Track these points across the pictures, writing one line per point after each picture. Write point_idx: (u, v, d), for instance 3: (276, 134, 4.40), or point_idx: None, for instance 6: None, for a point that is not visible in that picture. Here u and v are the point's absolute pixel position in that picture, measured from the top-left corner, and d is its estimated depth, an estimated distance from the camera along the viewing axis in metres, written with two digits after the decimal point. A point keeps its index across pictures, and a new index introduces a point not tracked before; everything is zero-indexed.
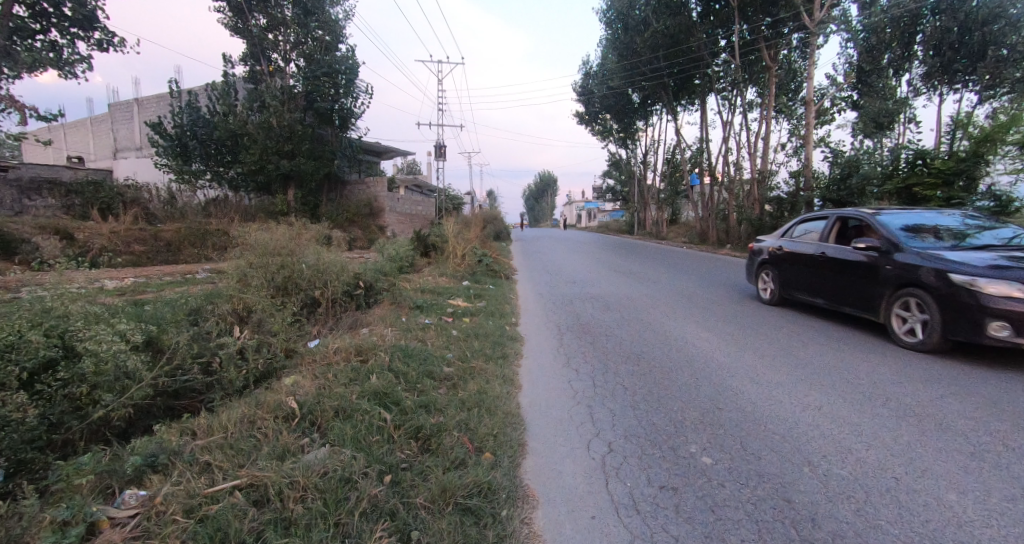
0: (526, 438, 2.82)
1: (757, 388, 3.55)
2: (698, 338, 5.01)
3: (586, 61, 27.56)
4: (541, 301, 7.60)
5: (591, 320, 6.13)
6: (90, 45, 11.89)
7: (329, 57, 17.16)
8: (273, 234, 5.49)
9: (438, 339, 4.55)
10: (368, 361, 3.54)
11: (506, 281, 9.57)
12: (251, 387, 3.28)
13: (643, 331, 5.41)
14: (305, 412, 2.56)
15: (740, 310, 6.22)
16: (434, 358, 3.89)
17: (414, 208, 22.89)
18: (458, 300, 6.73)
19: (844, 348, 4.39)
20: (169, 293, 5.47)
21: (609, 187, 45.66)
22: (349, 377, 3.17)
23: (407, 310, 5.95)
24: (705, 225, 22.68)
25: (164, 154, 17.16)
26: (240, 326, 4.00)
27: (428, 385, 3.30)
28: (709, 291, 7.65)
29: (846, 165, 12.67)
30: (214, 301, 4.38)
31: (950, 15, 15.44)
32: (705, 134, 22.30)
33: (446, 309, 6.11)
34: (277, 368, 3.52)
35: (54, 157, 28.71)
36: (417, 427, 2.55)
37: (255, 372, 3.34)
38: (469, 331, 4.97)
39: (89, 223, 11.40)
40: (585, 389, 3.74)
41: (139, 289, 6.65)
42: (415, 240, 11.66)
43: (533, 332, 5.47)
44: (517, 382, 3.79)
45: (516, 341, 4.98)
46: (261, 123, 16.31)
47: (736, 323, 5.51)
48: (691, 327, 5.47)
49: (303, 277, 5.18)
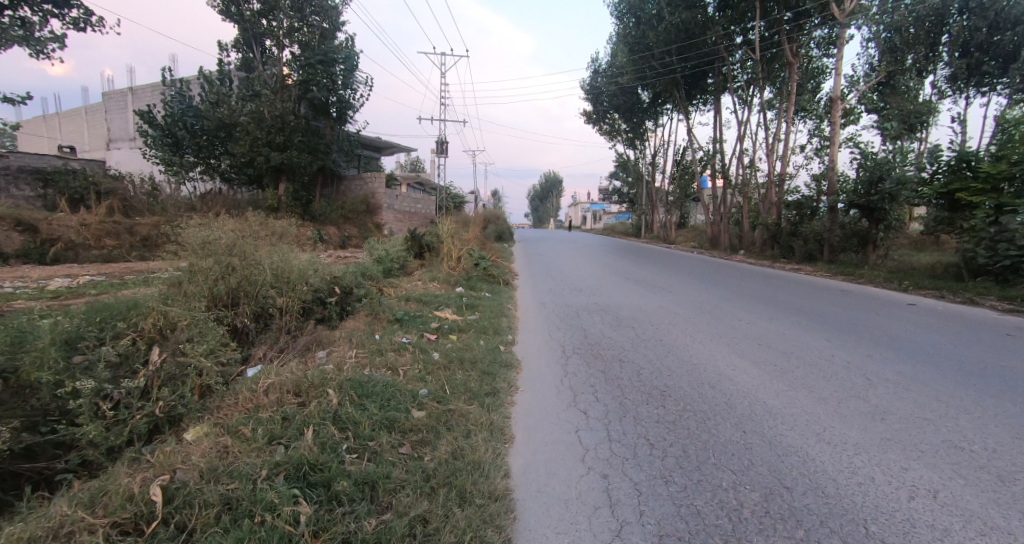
0: (515, 540, 1.90)
1: (831, 454, 2.61)
2: (734, 369, 4.12)
3: (596, 58, 26.76)
4: (543, 312, 6.72)
5: (601, 339, 5.27)
6: (66, 23, 11.07)
7: (325, 45, 16.28)
8: (225, 230, 4.57)
9: (413, 370, 3.65)
10: (308, 406, 2.64)
11: (505, 288, 8.68)
12: (133, 445, 2.37)
13: (665, 358, 4.50)
14: (172, 510, 1.67)
15: (775, 332, 5.33)
16: (402, 398, 2.99)
17: (414, 205, 22.11)
18: (446, 311, 5.83)
19: (926, 391, 3.45)
20: (99, 299, 4.57)
21: (617, 188, 44.84)
22: (272, 436, 2.29)
23: (385, 323, 5.08)
24: (717, 230, 21.71)
25: (153, 145, 16.38)
26: (154, 351, 3.12)
27: (384, 445, 2.41)
28: (734, 307, 6.76)
29: (876, 168, 11.62)
30: (132, 315, 3.52)
31: (980, 15, 14.63)
32: (720, 135, 21.28)
33: (431, 322, 5.21)
34: (179, 416, 2.58)
35: (50, 146, 28.05)
36: (343, 539, 1.66)
37: (143, 425, 2.42)
38: (454, 354, 4.10)
39: (59, 214, 10.63)
40: (598, 445, 2.83)
41: (84, 291, 5.77)
42: (409, 240, 10.72)
43: (532, 356, 4.59)
44: (509, 434, 2.89)
45: (510, 368, 4.10)
46: (251, 113, 15.37)
47: (774, 350, 4.62)
48: (722, 353, 4.58)
49: (256, 283, 4.31)
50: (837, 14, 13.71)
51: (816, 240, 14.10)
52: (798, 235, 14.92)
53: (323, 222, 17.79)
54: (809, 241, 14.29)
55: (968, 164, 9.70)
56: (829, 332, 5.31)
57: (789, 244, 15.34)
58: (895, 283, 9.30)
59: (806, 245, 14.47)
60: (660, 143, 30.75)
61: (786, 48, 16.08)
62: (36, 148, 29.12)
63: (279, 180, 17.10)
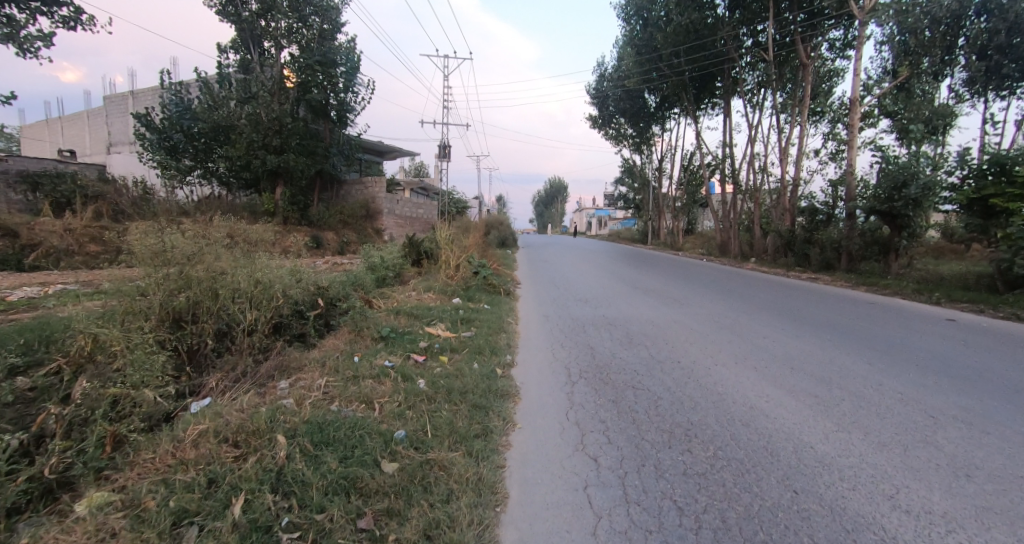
0: None
1: (917, 529, 2.00)
2: (767, 401, 3.52)
3: (601, 62, 26.41)
4: (547, 326, 6.17)
5: (611, 360, 4.70)
6: (55, 22, 10.70)
7: (323, 46, 15.91)
8: (189, 237, 4.05)
9: (391, 404, 3.08)
10: (245, 461, 2.07)
11: (505, 298, 8.13)
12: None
13: (685, 385, 3.93)
14: None
15: (807, 353, 4.74)
16: (370, 445, 2.41)
17: (415, 210, 21.70)
18: (437, 326, 5.27)
19: (1011, 436, 2.84)
20: (46, 314, 4.04)
21: (622, 193, 44.29)
22: (183, 513, 1.73)
23: (368, 341, 4.55)
24: (726, 237, 21.07)
25: (151, 148, 16.02)
26: (73, 385, 2.57)
27: (337, 519, 1.85)
28: (755, 322, 6.17)
29: (898, 173, 11.05)
30: (58, 339, 2.97)
31: (1000, 15, 13.86)
32: (729, 139, 20.72)
33: (420, 340, 4.66)
34: (76, 479, 2.00)
35: (52, 150, 27.92)
36: None
37: (21, 494, 1.84)
38: (441, 382, 3.54)
39: (42, 218, 10.24)
40: (613, 508, 2.25)
41: (43, 302, 5.27)
42: (407, 247, 10.21)
43: (532, 381, 4.03)
44: (502, 494, 2.31)
45: (506, 399, 3.53)
46: (247, 115, 14.99)
47: (809, 376, 4.03)
48: (751, 380, 3.99)
49: (218, 298, 3.77)
50: (856, 13, 13.13)
51: (834, 248, 13.53)
52: (814, 243, 14.33)
53: (322, 227, 17.38)
54: (826, 248, 13.71)
55: (1001, 169, 9.08)
56: (870, 353, 4.71)
57: (804, 252, 14.74)
58: (925, 295, 8.66)
59: (822, 253, 13.87)
60: (667, 148, 30.25)
61: (800, 48, 15.53)
62: (38, 152, 29.09)
63: (276, 184, 16.67)
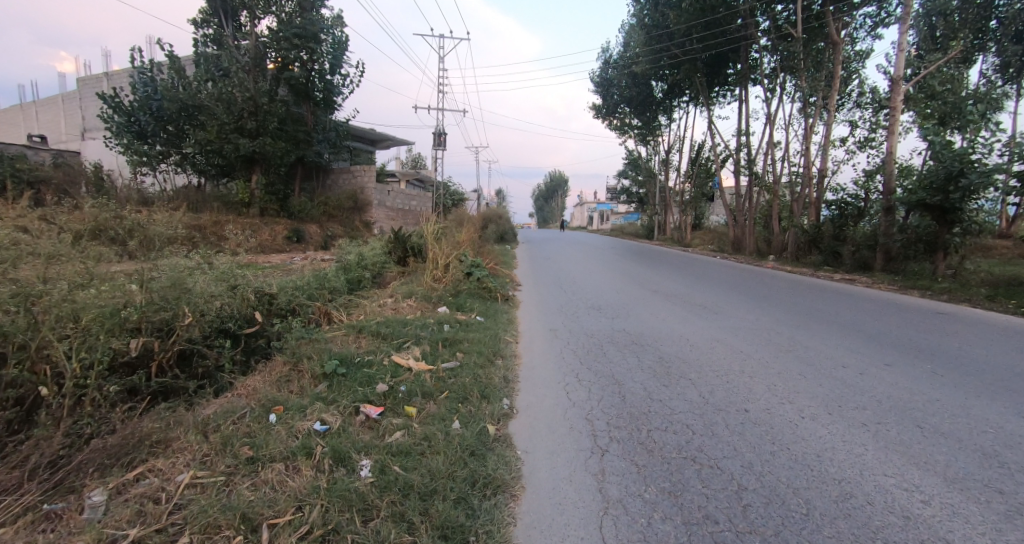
0: None
1: None
2: (925, 502, 2.14)
3: (607, 47, 24.98)
4: (556, 347, 4.82)
5: (649, 407, 3.33)
6: None
7: (303, 18, 14.43)
8: None
9: (288, 534, 1.69)
10: None
11: (503, 306, 6.77)
12: None
13: (776, 462, 2.56)
14: None
15: (920, 397, 3.38)
16: None
17: (408, 202, 20.33)
18: (410, 352, 3.88)
19: None
20: None
21: (625, 186, 42.68)
22: None
23: (305, 381, 3.17)
24: (740, 233, 19.63)
25: (116, 131, 14.51)
26: None
27: None
28: (822, 344, 4.82)
29: (954, 160, 9.62)
30: None
31: None
32: (745, 128, 19.22)
33: (379, 378, 3.27)
34: None
35: (25, 136, 26.28)
36: None
37: None
38: (392, 471, 2.14)
39: None
40: None
41: None
42: (391, 242, 8.81)
43: (543, 453, 2.65)
44: None
45: (499, 499, 2.14)
46: (217, 95, 13.55)
47: (957, 446, 2.66)
48: (875, 453, 2.60)
49: (45, 325, 2.37)
50: None
51: (869, 245, 12.19)
52: (845, 241, 12.98)
53: (304, 219, 16.00)
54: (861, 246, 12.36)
55: None
56: (1013, 399, 3.33)
57: (833, 249, 13.43)
58: (1000, 304, 7.27)
59: (857, 251, 12.53)
60: (674, 138, 28.76)
61: (830, 25, 14.00)
62: (13, 138, 27.56)
63: (253, 172, 15.21)
